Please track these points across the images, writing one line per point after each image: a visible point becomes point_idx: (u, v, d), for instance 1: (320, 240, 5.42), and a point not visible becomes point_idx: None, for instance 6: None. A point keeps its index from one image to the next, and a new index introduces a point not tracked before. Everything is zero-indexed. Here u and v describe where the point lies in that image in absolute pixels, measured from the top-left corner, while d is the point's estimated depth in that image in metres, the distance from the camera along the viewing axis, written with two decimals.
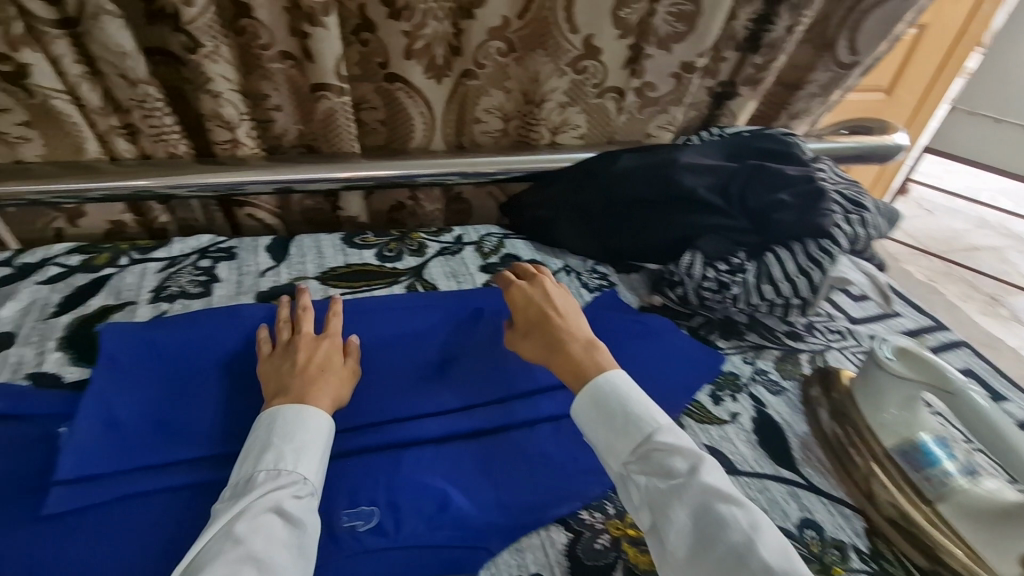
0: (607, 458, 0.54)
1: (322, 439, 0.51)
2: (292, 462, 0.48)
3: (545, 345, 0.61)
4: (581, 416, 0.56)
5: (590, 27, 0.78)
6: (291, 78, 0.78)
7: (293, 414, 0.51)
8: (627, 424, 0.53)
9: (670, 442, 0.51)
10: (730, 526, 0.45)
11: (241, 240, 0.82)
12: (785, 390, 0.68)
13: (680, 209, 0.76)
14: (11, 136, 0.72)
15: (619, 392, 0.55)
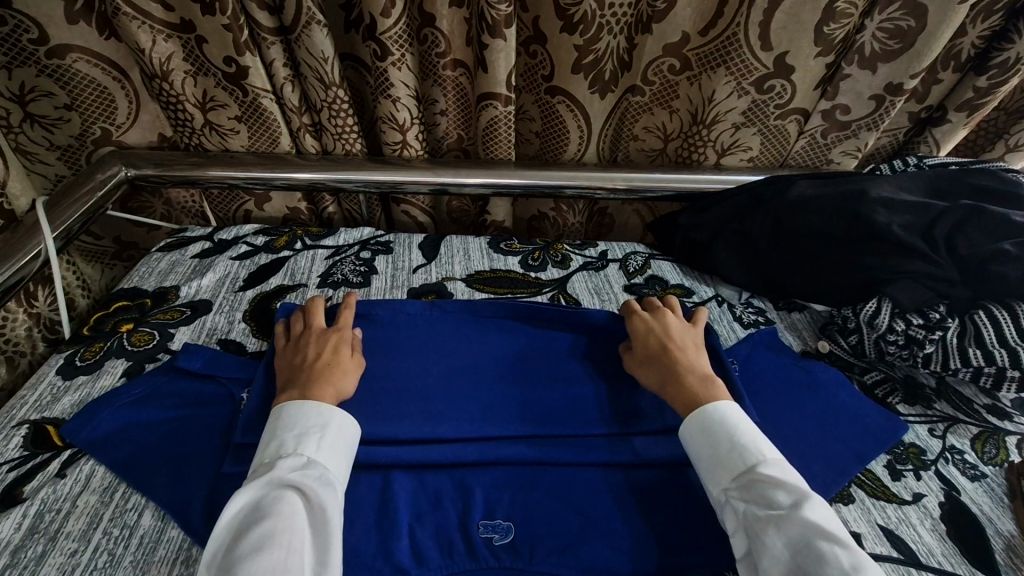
0: (706, 482, 0.51)
1: (328, 425, 0.51)
2: (292, 446, 0.49)
3: (662, 373, 0.59)
4: (687, 440, 0.53)
5: (787, 44, 0.73)
6: (461, 84, 0.82)
7: (296, 408, 0.51)
8: (731, 451, 0.50)
9: (775, 474, 0.48)
10: (830, 567, 0.41)
11: (397, 236, 0.87)
12: (988, 476, 0.56)
13: (864, 247, 0.68)
14: (224, 127, 0.82)
15: (723, 420, 0.52)
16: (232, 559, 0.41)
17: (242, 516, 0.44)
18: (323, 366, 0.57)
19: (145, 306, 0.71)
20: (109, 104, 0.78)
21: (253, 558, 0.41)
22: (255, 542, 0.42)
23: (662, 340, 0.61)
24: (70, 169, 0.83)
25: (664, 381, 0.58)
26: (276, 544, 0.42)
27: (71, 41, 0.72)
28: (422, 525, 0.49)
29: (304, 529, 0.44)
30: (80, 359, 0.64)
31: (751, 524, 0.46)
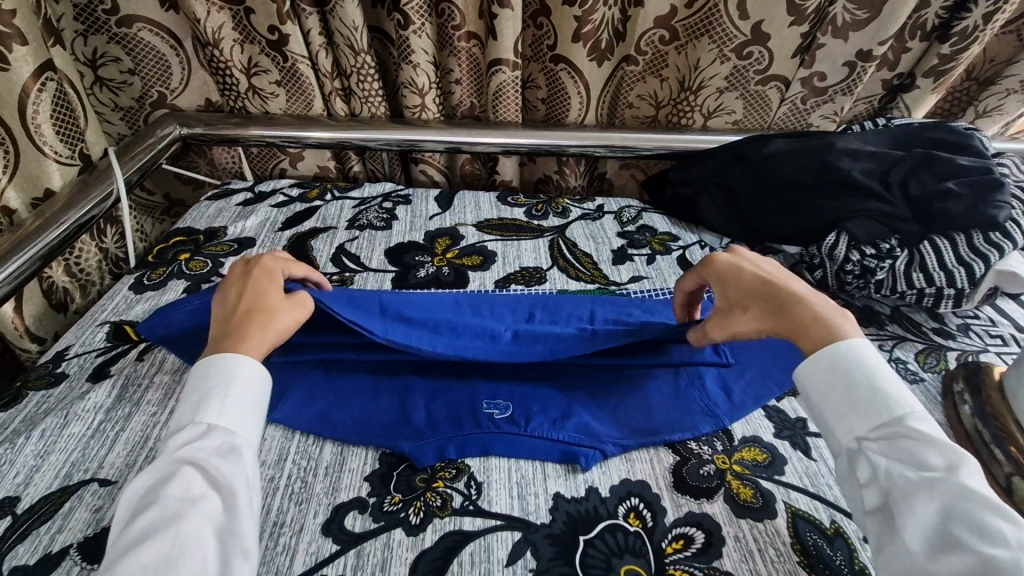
0: (838, 431, 0.50)
1: (231, 378, 0.50)
2: (194, 414, 0.48)
3: (776, 311, 0.54)
4: (813, 383, 0.51)
5: (765, 12, 0.81)
6: (473, 54, 0.92)
7: (200, 369, 0.50)
8: (869, 402, 0.48)
9: (923, 431, 0.45)
10: (988, 537, 0.39)
11: (416, 190, 0.97)
12: (925, 380, 0.64)
13: (828, 190, 0.76)
14: (265, 91, 0.93)
15: (865, 367, 0.49)
16: (128, 537, 0.41)
17: (144, 493, 0.44)
18: (243, 310, 0.53)
19: (199, 241, 0.82)
20: (165, 70, 0.90)
21: (143, 539, 0.40)
22: (150, 521, 0.41)
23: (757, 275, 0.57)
24: (130, 129, 0.95)
25: (779, 321, 0.54)
26: (175, 519, 0.42)
27: (138, 13, 0.83)
28: (436, 401, 0.59)
29: (210, 497, 0.44)
30: (147, 279, 0.75)
31: (895, 478, 0.44)
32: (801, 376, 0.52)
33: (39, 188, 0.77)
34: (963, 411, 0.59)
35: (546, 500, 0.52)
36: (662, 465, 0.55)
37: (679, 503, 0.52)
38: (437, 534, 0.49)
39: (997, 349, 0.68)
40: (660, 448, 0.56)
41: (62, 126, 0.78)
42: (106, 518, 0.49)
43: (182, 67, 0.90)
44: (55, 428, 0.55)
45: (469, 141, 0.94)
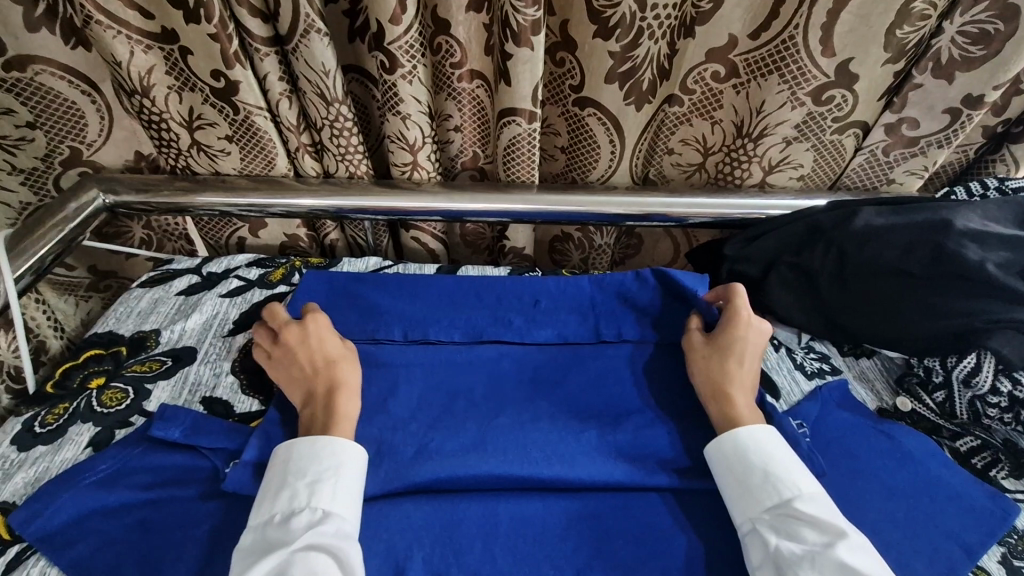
0: (733, 512, 0.49)
1: (338, 461, 0.48)
2: (306, 498, 0.46)
3: (714, 380, 0.56)
4: (716, 461, 0.52)
5: (852, 49, 0.64)
6: (477, 98, 0.73)
7: (306, 448, 0.49)
8: (770, 479, 0.49)
9: (806, 509, 0.46)
10: None
11: (406, 267, 0.78)
12: None
13: (951, 289, 0.57)
14: (213, 148, 0.73)
15: (754, 452, 0.50)
16: None
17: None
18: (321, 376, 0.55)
19: (119, 356, 0.62)
20: (77, 122, 0.70)
21: None
22: None
23: (738, 354, 0.57)
24: (36, 196, 0.74)
25: (711, 388, 0.56)
26: None
27: (34, 52, 0.63)
28: None
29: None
30: (39, 425, 0.55)
31: (783, 558, 0.44)
32: (710, 460, 0.52)
33: None
34: None
35: None
36: None
37: None
38: None
39: None
40: None
41: None
42: None
43: (102, 117, 0.70)
44: None
45: (472, 206, 0.75)
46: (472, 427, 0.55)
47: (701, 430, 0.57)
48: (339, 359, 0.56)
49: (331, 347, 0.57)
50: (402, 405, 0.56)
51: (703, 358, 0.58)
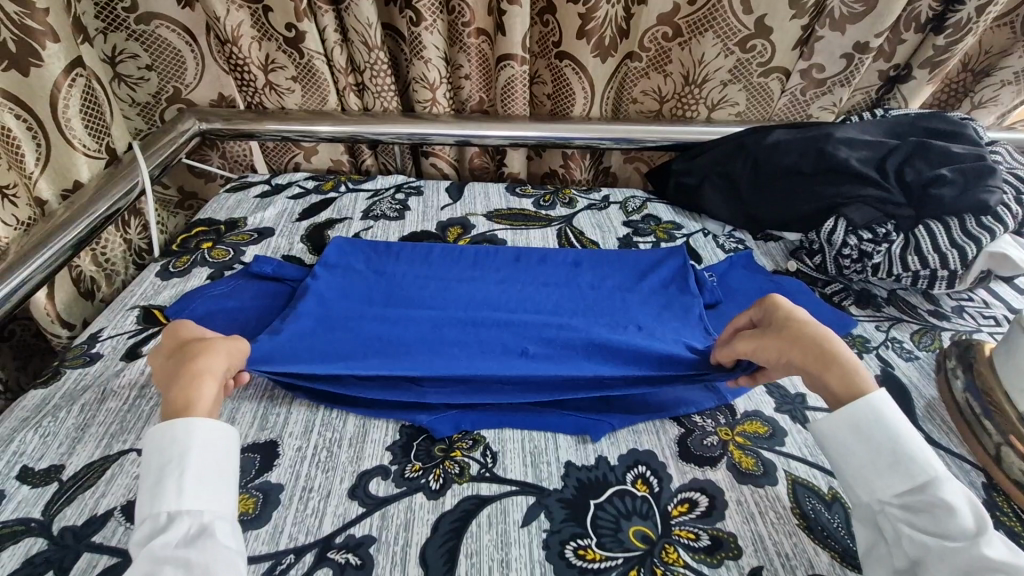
0: (860, 486, 0.48)
1: (183, 452, 0.46)
2: (149, 503, 0.44)
3: (814, 354, 0.52)
4: (831, 435, 0.50)
5: (762, 7, 0.85)
6: (482, 51, 0.96)
7: (158, 438, 0.47)
8: (900, 463, 0.46)
9: (949, 498, 0.44)
10: None
11: (428, 182, 1.00)
12: (918, 357, 0.67)
13: (827, 179, 0.79)
14: (281, 87, 0.96)
15: (881, 428, 0.48)
16: None
17: None
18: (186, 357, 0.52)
19: (220, 230, 0.86)
20: (179, 66, 0.92)
21: None
22: None
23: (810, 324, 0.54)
24: (147, 124, 0.98)
25: (817, 363, 0.52)
26: None
27: (157, 11, 0.87)
28: (444, 379, 0.62)
29: None
30: (172, 267, 0.78)
31: (915, 544, 0.44)
32: (824, 433, 0.50)
33: (68, 179, 0.80)
34: (954, 386, 0.62)
35: (558, 468, 0.54)
36: (668, 436, 0.57)
37: (685, 470, 0.54)
38: (456, 498, 0.51)
39: (983, 324, 0.72)
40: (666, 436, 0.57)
41: (93, 121, 0.80)
42: None
43: (196, 63, 0.93)
44: (93, 404, 0.58)
45: (478, 133, 0.97)
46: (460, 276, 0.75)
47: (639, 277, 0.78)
48: (199, 344, 0.53)
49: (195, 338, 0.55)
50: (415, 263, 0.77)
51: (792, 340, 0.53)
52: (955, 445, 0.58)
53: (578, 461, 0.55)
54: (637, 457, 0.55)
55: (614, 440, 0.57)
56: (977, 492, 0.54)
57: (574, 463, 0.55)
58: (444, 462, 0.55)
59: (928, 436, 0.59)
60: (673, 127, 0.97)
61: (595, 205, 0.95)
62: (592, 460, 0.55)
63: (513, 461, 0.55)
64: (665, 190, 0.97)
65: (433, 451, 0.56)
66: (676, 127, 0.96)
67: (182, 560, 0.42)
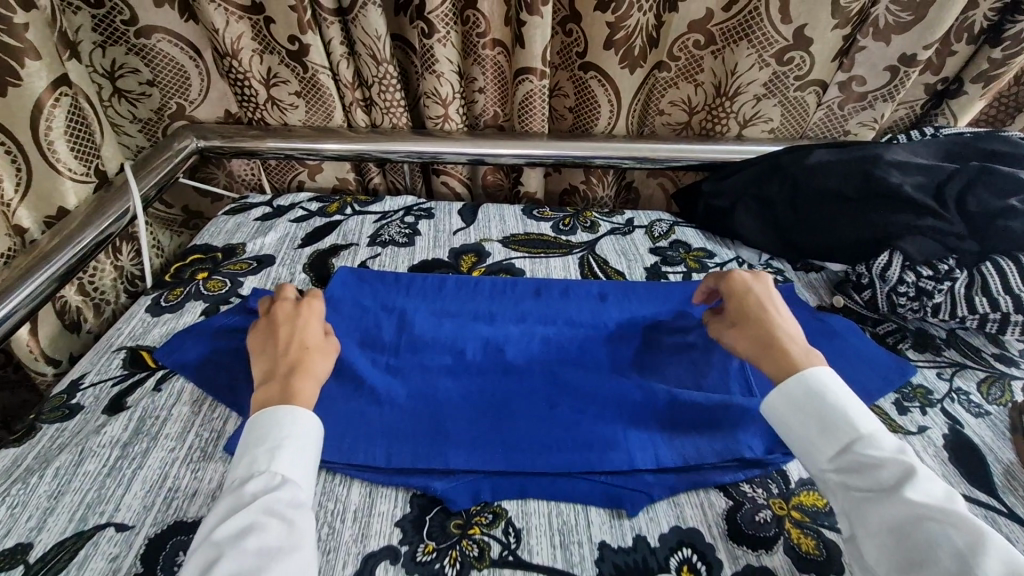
0: (806, 461, 0.50)
1: (303, 449, 0.49)
2: (265, 463, 0.47)
3: (759, 339, 0.55)
4: (773, 414, 0.52)
5: (806, 16, 0.77)
6: (499, 63, 0.89)
7: (267, 418, 0.49)
8: (828, 429, 0.48)
9: (876, 454, 0.45)
10: (936, 551, 0.40)
11: (439, 203, 0.94)
12: (990, 412, 0.60)
13: (878, 206, 0.71)
14: (284, 102, 0.90)
15: (810, 396, 0.50)
16: None
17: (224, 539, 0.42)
18: (295, 350, 0.56)
19: (217, 258, 0.80)
20: (182, 81, 0.86)
21: None
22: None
23: (761, 305, 0.58)
24: (148, 141, 0.92)
25: (761, 347, 0.55)
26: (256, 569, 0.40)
27: (159, 24, 0.80)
28: (456, 436, 0.54)
29: (279, 540, 0.43)
30: (164, 301, 0.73)
31: (855, 506, 0.45)
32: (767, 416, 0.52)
33: (52, 205, 0.74)
34: None
35: (591, 550, 0.48)
36: (714, 510, 0.51)
37: (736, 555, 0.47)
38: None
39: None
40: (712, 511, 0.51)
41: (78, 141, 0.74)
42: (123, 570, 0.45)
43: (192, 78, 0.87)
44: (69, 467, 0.52)
45: (492, 152, 0.91)
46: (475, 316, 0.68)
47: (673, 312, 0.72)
48: (315, 346, 0.57)
49: (312, 332, 0.58)
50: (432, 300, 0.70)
51: (737, 326, 0.58)
52: None
53: (613, 542, 0.48)
54: (680, 538, 0.49)
55: (652, 516, 0.50)
56: None
57: (608, 544, 0.48)
58: (460, 543, 0.48)
59: (1010, 511, 0.51)
60: (703, 145, 0.90)
61: (618, 230, 0.89)
62: (629, 542, 0.48)
63: (538, 542, 0.48)
64: (693, 215, 0.90)
65: (448, 528, 0.49)
66: (706, 145, 0.90)
67: (286, 523, 0.43)
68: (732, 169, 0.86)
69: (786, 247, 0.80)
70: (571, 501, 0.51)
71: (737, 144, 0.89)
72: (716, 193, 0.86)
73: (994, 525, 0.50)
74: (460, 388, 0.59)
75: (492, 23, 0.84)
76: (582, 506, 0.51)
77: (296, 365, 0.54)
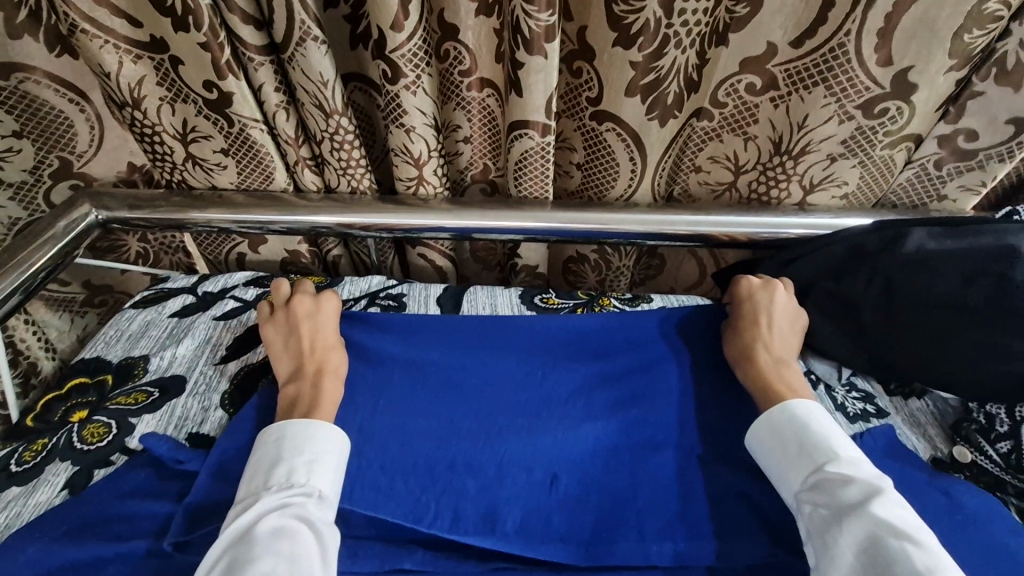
0: (779, 482, 0.49)
1: (336, 468, 0.48)
2: (301, 475, 0.46)
3: (741, 348, 0.57)
4: (756, 434, 0.51)
5: (913, 57, 0.57)
6: (488, 108, 0.68)
7: (299, 430, 0.48)
8: (806, 447, 0.48)
9: (849, 475, 0.45)
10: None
11: (415, 285, 0.73)
12: None
13: (1013, 325, 0.52)
14: (209, 162, 0.69)
15: (798, 420, 0.50)
16: None
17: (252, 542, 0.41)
18: (318, 353, 0.55)
19: (105, 385, 0.59)
20: (66, 131, 0.66)
21: None
22: None
23: (752, 315, 0.58)
24: (27, 212, 0.71)
25: (742, 357, 0.57)
26: None
27: (21, 61, 0.60)
28: (444, 521, 0.48)
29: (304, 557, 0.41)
30: (14, 463, 0.52)
31: (820, 526, 0.43)
32: (751, 436, 0.52)
33: None
34: None
35: None
36: None
37: None
38: None
39: None
40: None
41: None
42: None
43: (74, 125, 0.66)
44: None
45: (480, 224, 0.70)
46: (459, 366, 0.59)
47: (730, 473, 0.52)
48: (331, 346, 0.57)
49: (330, 331, 0.58)
50: (408, 358, 0.59)
51: (726, 329, 0.60)
52: None
53: None
54: None
55: None
56: None
57: None
58: None
59: None
60: (753, 214, 0.69)
61: None
62: None
63: None
64: None
65: None
66: (757, 214, 0.69)
67: (315, 541, 0.42)
68: (797, 249, 0.65)
69: (875, 366, 0.60)
70: None
71: (798, 214, 0.69)
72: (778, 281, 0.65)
73: None
74: (448, 462, 0.52)
75: (478, 59, 0.63)
76: None
77: (320, 368, 0.54)
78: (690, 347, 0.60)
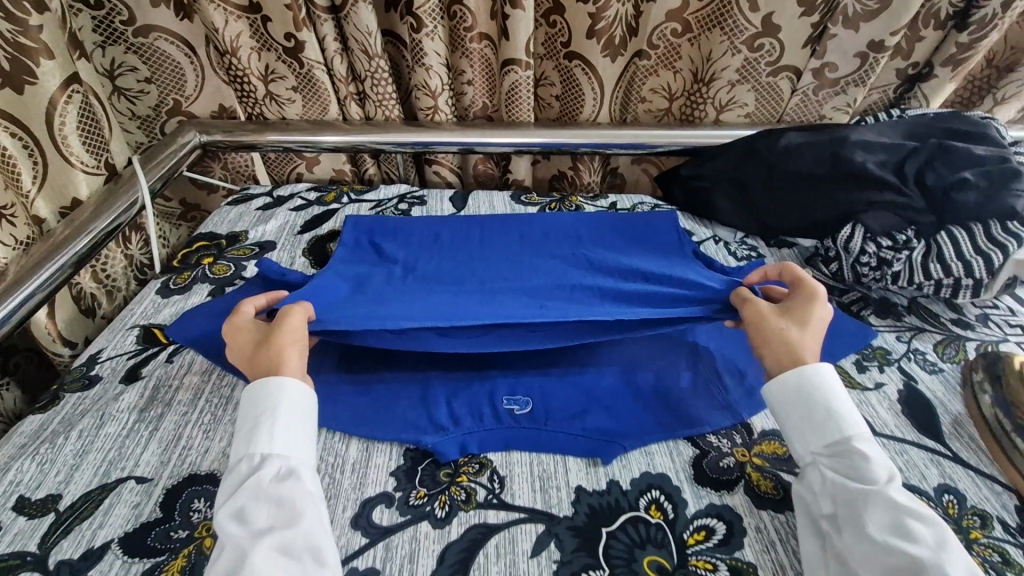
0: (796, 443, 0.51)
1: (286, 421, 0.50)
2: (248, 444, 0.49)
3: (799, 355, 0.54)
4: (776, 401, 0.53)
5: (773, 6, 0.82)
6: (486, 56, 0.93)
7: (243, 402, 0.51)
8: (830, 418, 0.50)
9: (869, 450, 0.48)
10: (915, 541, 0.42)
11: (432, 190, 0.99)
12: (946, 368, 0.65)
13: (848, 184, 0.75)
14: (281, 97, 0.95)
15: (823, 387, 0.51)
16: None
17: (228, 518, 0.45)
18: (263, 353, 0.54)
19: (221, 245, 0.84)
20: (179, 77, 0.91)
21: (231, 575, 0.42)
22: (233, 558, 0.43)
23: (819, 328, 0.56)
24: (148, 137, 0.97)
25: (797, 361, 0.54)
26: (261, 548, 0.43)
27: (155, 23, 0.85)
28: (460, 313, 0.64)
29: (281, 516, 0.45)
30: (172, 284, 0.77)
31: (837, 490, 0.47)
32: (774, 398, 0.53)
33: (66, 197, 0.79)
34: (983, 401, 0.59)
35: (568, 493, 0.53)
36: (681, 458, 0.56)
37: (700, 495, 0.53)
38: (463, 527, 0.50)
39: (1010, 329, 0.70)
40: (673, 458, 0.56)
41: (89, 135, 0.79)
42: (144, 514, 0.50)
43: (185, 72, 0.91)
44: (92, 429, 0.57)
45: (481, 139, 0.95)
46: (470, 243, 0.79)
47: None
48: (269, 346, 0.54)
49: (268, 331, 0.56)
50: (433, 232, 0.81)
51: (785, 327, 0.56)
52: (983, 462, 0.55)
53: (588, 486, 0.53)
54: (648, 482, 0.54)
55: (622, 468, 0.55)
56: (1003, 514, 0.51)
57: (583, 489, 0.53)
58: (447, 493, 0.53)
59: (952, 452, 0.56)
60: (680, 129, 0.94)
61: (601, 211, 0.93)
62: (604, 487, 0.53)
63: (521, 487, 0.53)
64: (670, 194, 0.94)
65: (438, 478, 0.54)
66: (682, 128, 0.94)
67: (278, 499, 0.46)
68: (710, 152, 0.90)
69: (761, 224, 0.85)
70: (552, 456, 0.56)
71: (712, 128, 0.94)
72: (697, 175, 0.89)
73: (937, 466, 0.55)
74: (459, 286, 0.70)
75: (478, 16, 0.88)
76: (563, 461, 0.56)
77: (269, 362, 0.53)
78: (637, 222, 0.81)
